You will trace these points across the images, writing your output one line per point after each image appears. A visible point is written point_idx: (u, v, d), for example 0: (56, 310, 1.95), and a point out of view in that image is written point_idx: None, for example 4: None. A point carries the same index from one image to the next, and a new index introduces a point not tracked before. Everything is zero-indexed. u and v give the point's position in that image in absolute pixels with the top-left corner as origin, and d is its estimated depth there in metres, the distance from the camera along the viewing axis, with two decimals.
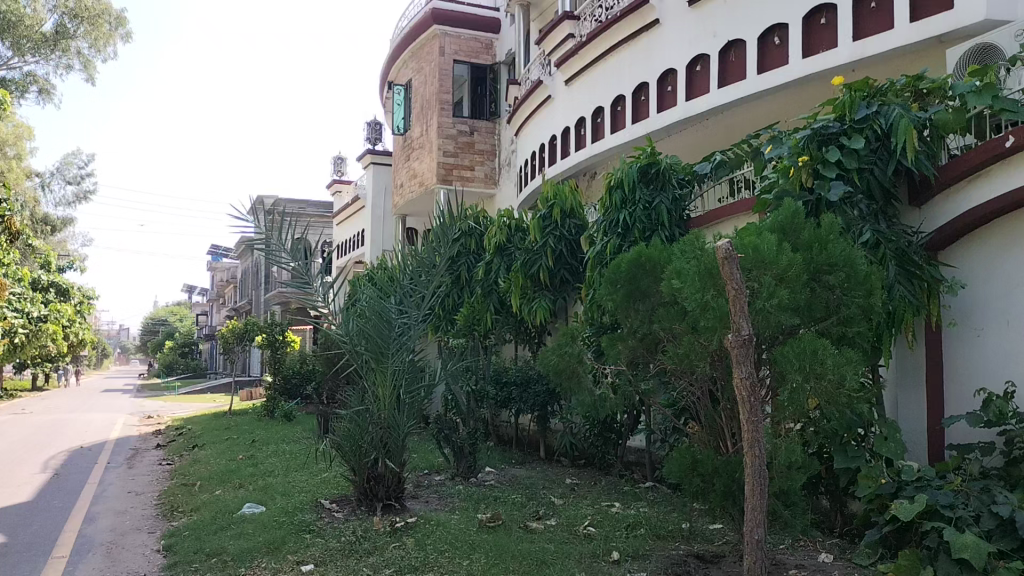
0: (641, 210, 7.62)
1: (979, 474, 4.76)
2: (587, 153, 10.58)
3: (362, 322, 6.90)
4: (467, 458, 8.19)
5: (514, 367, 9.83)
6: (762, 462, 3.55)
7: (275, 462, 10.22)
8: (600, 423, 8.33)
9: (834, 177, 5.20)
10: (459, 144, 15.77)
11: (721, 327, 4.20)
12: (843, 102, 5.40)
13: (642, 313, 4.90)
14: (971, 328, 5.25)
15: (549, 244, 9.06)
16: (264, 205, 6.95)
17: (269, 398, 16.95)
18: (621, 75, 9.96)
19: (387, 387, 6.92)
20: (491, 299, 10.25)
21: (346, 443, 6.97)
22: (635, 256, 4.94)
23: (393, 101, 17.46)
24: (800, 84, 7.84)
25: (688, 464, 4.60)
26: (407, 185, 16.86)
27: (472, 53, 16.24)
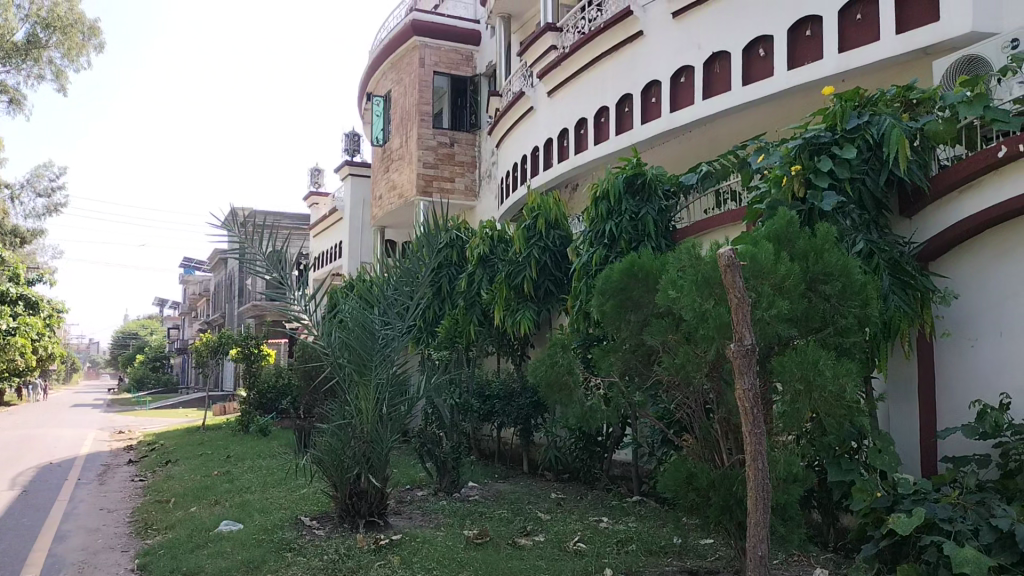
0: (627, 220, 7.56)
1: (975, 487, 4.70)
2: (570, 164, 10.52)
3: (345, 333, 6.76)
4: (450, 473, 8.06)
5: (497, 380, 9.72)
6: (765, 477, 3.46)
7: (252, 478, 10.01)
8: (585, 436, 8.22)
9: (826, 187, 5.17)
10: (439, 156, 15.70)
11: (719, 337, 4.12)
12: (834, 112, 5.37)
13: (635, 323, 4.82)
14: (965, 339, 5.21)
15: (533, 254, 8.95)
16: (241, 214, 6.78)
17: (245, 413, 16.68)
18: (605, 86, 9.91)
19: (370, 399, 6.77)
20: (474, 311, 10.16)
21: (327, 458, 6.79)
22: (627, 265, 4.87)
23: (372, 112, 17.35)
24: (785, 95, 7.82)
25: (684, 478, 4.50)
26: (385, 197, 16.73)
27: (452, 65, 16.19)
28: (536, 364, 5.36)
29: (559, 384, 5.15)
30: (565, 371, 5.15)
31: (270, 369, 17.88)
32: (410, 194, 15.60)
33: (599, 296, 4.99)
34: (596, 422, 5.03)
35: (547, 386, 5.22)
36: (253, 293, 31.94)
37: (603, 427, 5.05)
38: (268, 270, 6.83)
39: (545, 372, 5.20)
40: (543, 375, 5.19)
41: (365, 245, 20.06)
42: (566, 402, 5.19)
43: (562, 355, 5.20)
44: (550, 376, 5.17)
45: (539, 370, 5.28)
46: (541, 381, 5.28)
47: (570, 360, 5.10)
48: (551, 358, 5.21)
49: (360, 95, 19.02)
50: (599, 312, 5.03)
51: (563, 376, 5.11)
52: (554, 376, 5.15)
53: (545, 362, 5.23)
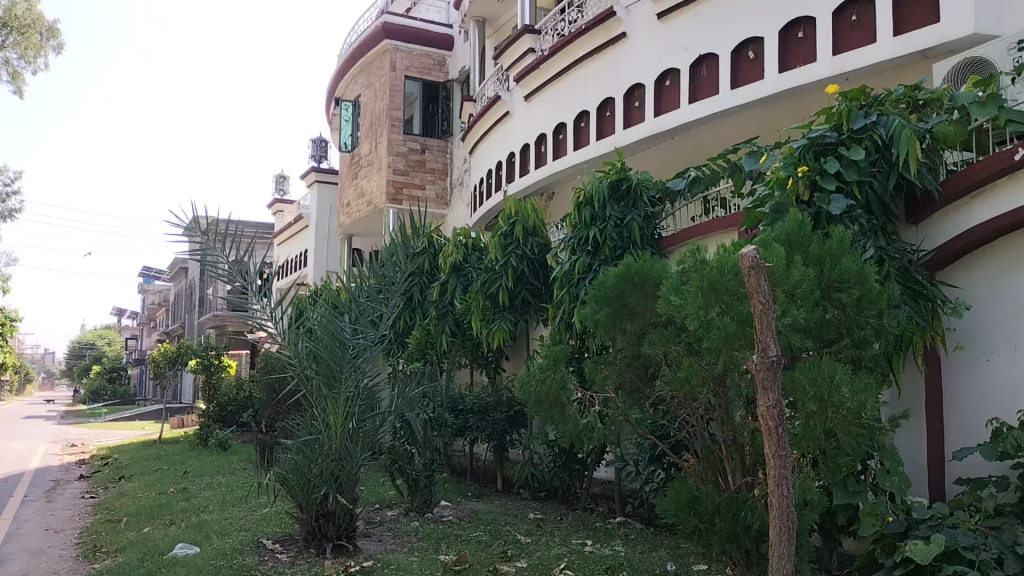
0: (612, 227, 7.21)
1: (994, 512, 4.37)
2: (547, 170, 10.18)
3: (313, 342, 6.30)
4: (423, 492, 7.64)
5: (471, 394, 9.33)
6: (791, 508, 3.08)
7: (211, 497, 9.46)
8: (565, 453, 7.82)
9: (834, 190, 4.82)
10: (410, 163, 15.32)
11: (728, 348, 3.74)
12: (839, 111, 5.07)
13: (632, 333, 4.44)
14: (979, 353, 4.91)
15: (510, 263, 8.55)
16: (205, 223, 6.20)
17: (202, 426, 16.01)
18: (585, 90, 9.59)
19: (339, 413, 6.32)
20: (446, 322, 9.73)
21: (293, 476, 6.33)
22: (622, 270, 4.51)
23: (340, 117, 16.89)
24: (775, 100, 7.56)
25: (686, 502, 4.12)
26: (354, 204, 16.27)
27: (424, 70, 15.82)
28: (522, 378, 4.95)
29: (548, 399, 4.74)
30: (555, 385, 4.71)
31: (231, 381, 17.25)
32: (379, 202, 15.15)
33: (593, 304, 4.63)
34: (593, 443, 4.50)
35: (535, 402, 4.82)
36: (214, 303, 31.11)
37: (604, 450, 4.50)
38: (231, 278, 6.35)
39: (534, 387, 4.81)
40: (532, 391, 4.78)
41: (331, 254, 19.53)
42: (553, 421, 4.75)
43: (551, 369, 4.81)
44: (539, 391, 4.78)
45: (527, 384, 4.88)
46: (528, 397, 4.88)
47: (563, 373, 4.71)
48: (540, 371, 4.82)
49: (329, 100, 18.55)
50: (592, 323, 4.66)
51: (553, 390, 4.73)
52: (542, 391, 4.73)
53: (534, 376, 4.82)
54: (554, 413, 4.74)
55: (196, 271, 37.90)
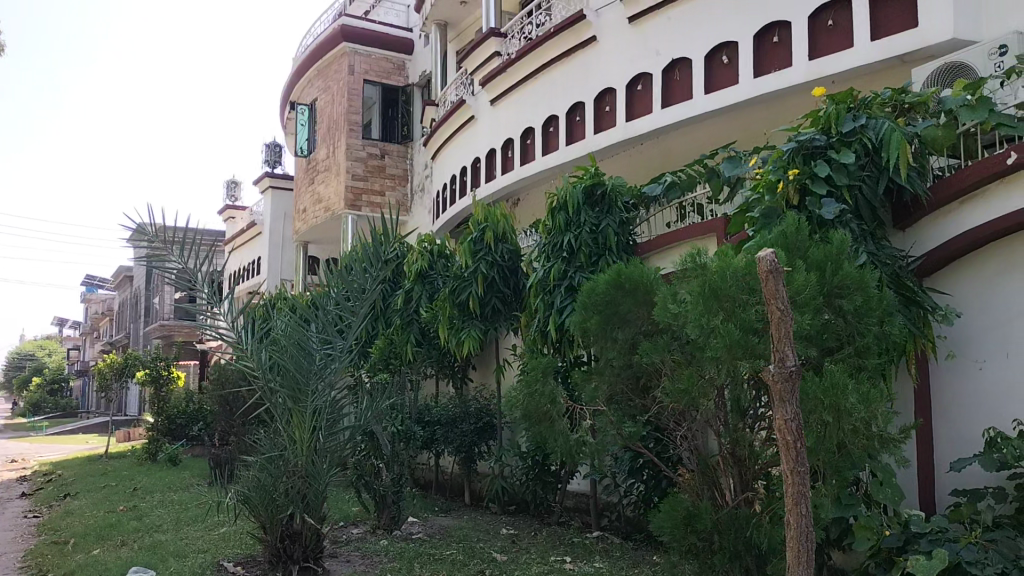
0: (587, 233, 7.06)
1: (993, 525, 4.26)
2: (514, 176, 9.98)
3: (277, 353, 5.97)
4: (391, 508, 7.35)
5: (438, 405, 9.07)
6: (810, 529, 2.90)
7: (164, 515, 9.04)
8: (538, 465, 7.61)
9: (824, 194, 4.68)
10: (369, 168, 15.03)
11: (731, 357, 3.58)
12: (827, 114, 4.93)
13: (623, 342, 4.27)
14: (971, 361, 4.81)
15: (480, 269, 8.33)
16: (153, 229, 5.96)
17: (151, 440, 15.43)
18: (553, 94, 9.42)
19: (305, 428, 6.02)
20: (412, 331, 9.47)
21: (256, 495, 6.01)
22: (613, 276, 4.34)
23: (296, 122, 16.49)
24: (749, 105, 7.45)
25: (683, 520, 3.92)
26: (310, 210, 15.90)
27: (383, 74, 15.56)
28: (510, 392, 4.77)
29: (538, 412, 4.58)
30: (545, 399, 4.55)
31: (181, 393, 16.69)
32: (338, 208, 14.82)
33: (583, 312, 4.45)
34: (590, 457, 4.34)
35: (522, 415, 4.62)
36: (161, 312, 30.26)
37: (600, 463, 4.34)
38: (177, 284, 6.08)
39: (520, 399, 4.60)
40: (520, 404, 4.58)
41: (286, 262, 19.08)
42: (542, 435, 4.57)
43: (537, 381, 4.61)
44: (528, 404, 4.60)
45: (515, 398, 4.69)
46: (514, 410, 4.68)
47: (552, 386, 4.54)
48: (529, 384, 4.63)
49: (284, 104, 18.15)
50: (581, 331, 4.48)
51: (541, 403, 4.53)
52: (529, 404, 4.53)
53: (524, 389, 4.62)
54: (544, 427, 4.56)
55: (142, 280, 36.85)
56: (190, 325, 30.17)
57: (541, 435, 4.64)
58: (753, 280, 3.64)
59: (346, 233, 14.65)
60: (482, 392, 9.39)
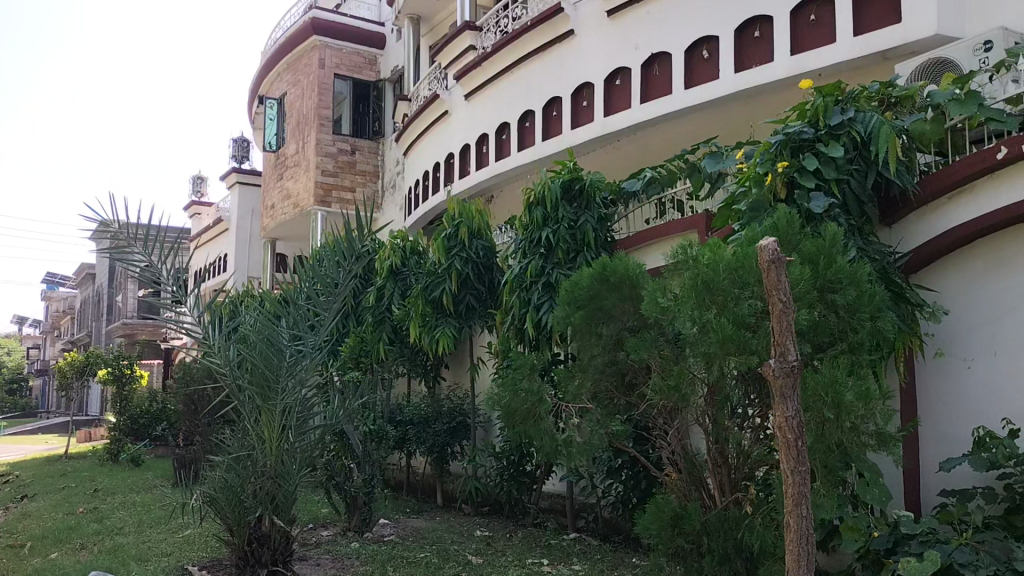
0: (566, 229, 6.92)
1: (982, 525, 4.18)
2: (489, 172, 9.82)
3: (246, 349, 5.74)
4: (362, 510, 7.15)
5: (410, 404, 8.88)
6: (811, 534, 2.76)
7: (126, 518, 8.74)
8: (512, 466, 7.45)
9: (813, 188, 4.56)
10: (339, 164, 14.79)
11: (722, 353, 3.45)
12: (815, 106, 4.82)
13: (608, 339, 4.13)
14: (958, 360, 4.73)
15: (454, 266, 8.14)
16: (115, 226, 5.76)
17: (113, 440, 15.04)
18: (530, 89, 9.28)
19: (274, 427, 5.80)
20: (384, 329, 9.27)
21: (222, 497, 5.80)
22: (597, 269, 4.20)
23: (264, 116, 16.19)
24: (729, 101, 7.36)
25: (669, 521, 3.83)
26: (279, 206, 15.61)
27: (354, 68, 15.33)
28: (491, 391, 4.60)
29: (521, 412, 4.41)
30: (529, 398, 4.38)
31: (144, 392, 16.30)
32: (307, 204, 14.55)
33: (565, 307, 4.30)
34: (574, 457, 4.20)
35: (503, 415, 4.45)
36: (123, 310, 29.64)
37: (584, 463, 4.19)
38: (140, 280, 5.84)
39: (501, 398, 4.44)
40: (502, 404, 4.41)
41: (253, 258, 18.74)
42: (523, 434, 4.40)
43: (519, 378, 4.44)
44: (510, 403, 4.42)
45: (495, 396, 4.53)
46: (495, 410, 4.52)
47: (536, 384, 4.37)
48: (510, 381, 4.46)
49: (252, 98, 17.83)
50: (561, 326, 4.34)
51: (525, 402, 4.36)
52: (511, 403, 4.36)
53: (507, 388, 4.45)
54: (528, 426, 4.39)
55: (103, 276, 36.11)
56: (153, 323, 29.60)
57: (524, 435, 4.46)
58: (746, 274, 3.52)
59: (316, 230, 14.39)
60: (455, 391, 9.20)
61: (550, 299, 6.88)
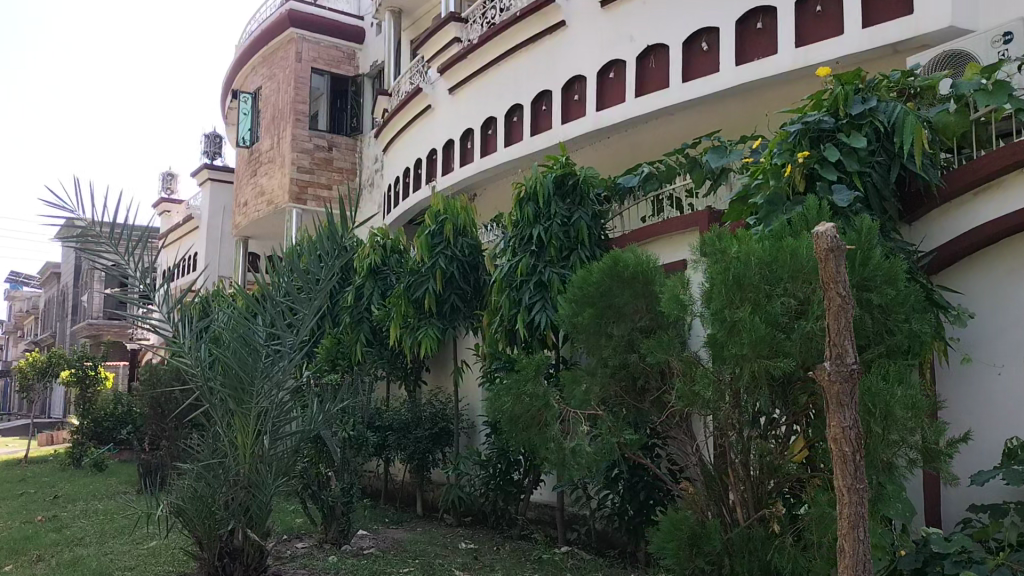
0: (559, 226, 6.60)
1: (1017, 543, 3.89)
2: (474, 168, 9.46)
3: (218, 349, 5.33)
4: (339, 521, 6.74)
5: (390, 408, 8.50)
6: (868, 562, 2.43)
7: (87, 526, 8.26)
8: (498, 474, 7.09)
9: (835, 180, 4.26)
10: (315, 160, 14.38)
11: (753, 355, 3.13)
12: (835, 95, 4.52)
13: (619, 339, 3.80)
14: (987, 365, 4.45)
15: (439, 265, 7.76)
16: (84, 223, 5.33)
17: (75, 444, 14.45)
18: (518, 82, 8.94)
19: (248, 433, 5.41)
20: (362, 330, 8.89)
21: (191, 508, 5.38)
22: (609, 263, 3.87)
23: (238, 110, 15.71)
24: (730, 96, 7.06)
25: (687, 539, 3.53)
26: (252, 203, 15.13)
27: (332, 62, 14.93)
28: (491, 392, 4.26)
29: (526, 418, 4.01)
30: (535, 403, 3.99)
31: (109, 394, 15.72)
32: (282, 201, 14.11)
33: (572, 304, 3.96)
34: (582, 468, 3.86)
35: (505, 419, 4.10)
36: (88, 309, 28.93)
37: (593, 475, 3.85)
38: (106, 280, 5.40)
39: (502, 402, 4.09)
40: (505, 408, 4.06)
41: (224, 257, 18.23)
42: (528, 440, 4.06)
43: (524, 380, 4.10)
44: (513, 409, 4.03)
45: (497, 398, 4.17)
46: (495, 414, 4.16)
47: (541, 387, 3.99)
48: (513, 384, 4.11)
49: (225, 92, 17.34)
50: (567, 326, 4.00)
51: (530, 408, 3.98)
52: (513, 408, 4.02)
53: (508, 391, 4.09)
54: (534, 433, 3.99)
55: (68, 274, 35.26)
56: (119, 323, 28.91)
57: (529, 443, 4.05)
58: (778, 269, 3.21)
59: (290, 228, 13.95)
60: (437, 395, 8.84)
61: (542, 299, 6.53)
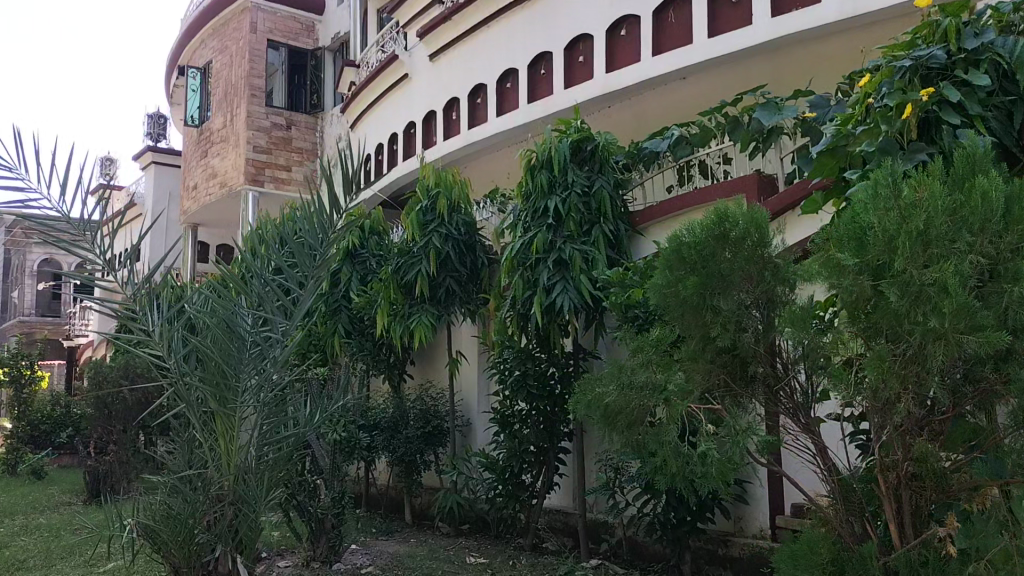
0: (579, 197, 5.83)
1: None
2: (462, 140, 8.62)
3: (196, 336, 4.41)
4: (330, 535, 5.87)
5: (375, 405, 7.63)
6: None
7: (30, 546, 7.22)
8: (508, 480, 6.26)
9: (958, 125, 3.53)
10: (273, 140, 13.36)
11: (950, 331, 2.36)
12: (947, 26, 3.78)
13: (728, 317, 2.99)
14: None
15: (433, 244, 6.85)
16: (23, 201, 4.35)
17: (8, 450, 13.15)
18: (511, 44, 8.14)
19: (230, 437, 4.53)
20: (341, 319, 7.99)
21: (165, 530, 4.48)
22: (712, 220, 3.08)
23: (186, 87, 14.52)
24: (760, 53, 6.33)
25: (827, 564, 2.82)
26: (203, 187, 14.03)
27: (289, 34, 13.95)
28: (581, 382, 3.42)
29: (613, 415, 3.18)
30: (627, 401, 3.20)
31: (46, 395, 14.43)
32: (237, 183, 13.05)
33: (664, 271, 3.13)
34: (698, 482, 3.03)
35: (598, 419, 3.24)
36: (21, 306, 27.30)
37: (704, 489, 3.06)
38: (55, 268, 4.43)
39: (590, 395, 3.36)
40: (590, 411, 3.25)
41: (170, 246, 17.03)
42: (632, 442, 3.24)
43: (626, 371, 3.24)
44: (597, 411, 3.20)
45: (587, 389, 3.33)
46: (585, 414, 3.31)
47: (628, 380, 3.19)
48: (614, 372, 3.26)
49: (172, 68, 16.17)
50: (658, 301, 3.17)
51: (624, 410, 3.14)
52: (614, 402, 3.15)
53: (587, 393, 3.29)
54: (625, 441, 3.16)
55: None
56: (54, 320, 27.28)
57: (614, 447, 3.24)
58: (964, 216, 2.46)
59: (247, 213, 12.92)
60: (427, 390, 8.00)
61: (563, 277, 5.72)
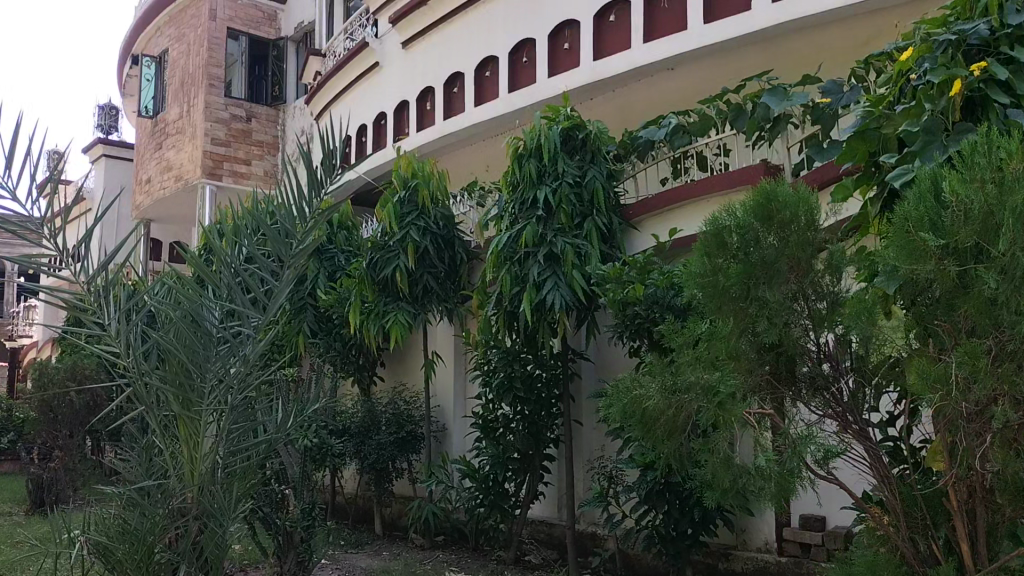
0: (571, 187, 5.47)
1: None
2: (438, 131, 8.23)
3: (159, 330, 3.94)
4: (298, 552, 5.39)
5: (345, 410, 7.17)
6: None
7: None
8: (491, 488, 5.85)
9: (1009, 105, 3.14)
10: (232, 132, 12.81)
11: None
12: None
13: (779, 308, 2.63)
14: None
15: (410, 237, 6.43)
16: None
17: None
18: (492, 30, 7.77)
19: (195, 444, 4.05)
20: (307, 317, 7.53)
21: (120, 548, 4.04)
22: (758, 199, 2.73)
23: (141, 76, 13.96)
24: (758, 40, 6.02)
25: None
26: (157, 180, 13.39)
27: (250, 23, 13.44)
28: (617, 385, 3.05)
29: (655, 420, 2.85)
30: (665, 407, 2.85)
31: None
32: (193, 176, 12.45)
33: (702, 258, 2.77)
34: (752, 498, 2.70)
35: (635, 427, 2.92)
36: None
37: (756, 503, 2.71)
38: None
39: (621, 400, 3.00)
40: (627, 414, 2.93)
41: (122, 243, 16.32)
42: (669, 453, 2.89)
43: (671, 373, 2.91)
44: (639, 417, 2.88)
45: (622, 392, 3.00)
46: (620, 420, 2.99)
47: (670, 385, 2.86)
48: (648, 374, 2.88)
49: (125, 57, 15.51)
50: (697, 293, 2.81)
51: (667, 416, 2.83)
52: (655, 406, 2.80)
53: (623, 396, 2.96)
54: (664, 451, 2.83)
55: None
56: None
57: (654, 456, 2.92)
58: None
59: (203, 207, 12.33)
60: (400, 392, 7.57)
61: (555, 273, 5.34)
